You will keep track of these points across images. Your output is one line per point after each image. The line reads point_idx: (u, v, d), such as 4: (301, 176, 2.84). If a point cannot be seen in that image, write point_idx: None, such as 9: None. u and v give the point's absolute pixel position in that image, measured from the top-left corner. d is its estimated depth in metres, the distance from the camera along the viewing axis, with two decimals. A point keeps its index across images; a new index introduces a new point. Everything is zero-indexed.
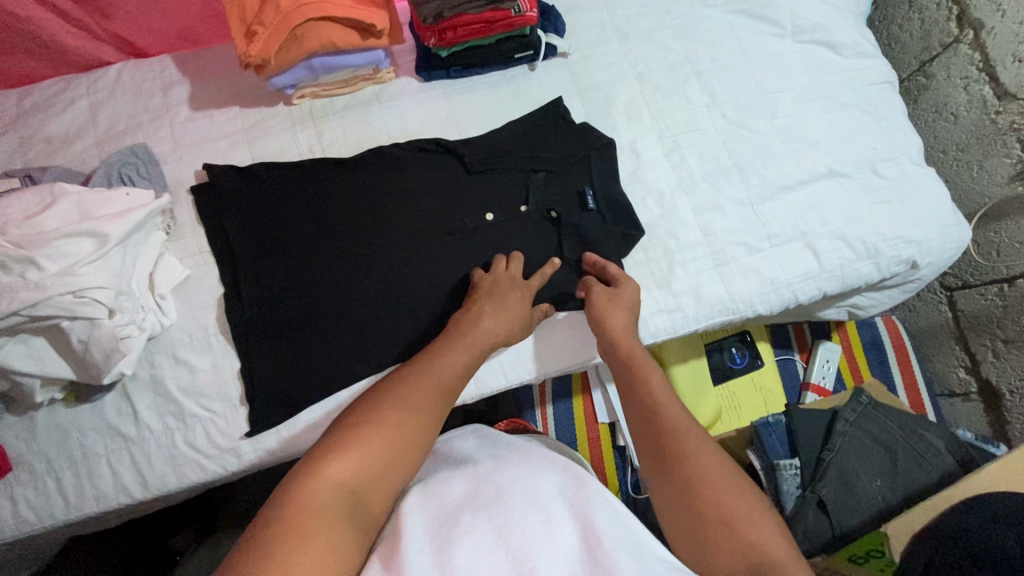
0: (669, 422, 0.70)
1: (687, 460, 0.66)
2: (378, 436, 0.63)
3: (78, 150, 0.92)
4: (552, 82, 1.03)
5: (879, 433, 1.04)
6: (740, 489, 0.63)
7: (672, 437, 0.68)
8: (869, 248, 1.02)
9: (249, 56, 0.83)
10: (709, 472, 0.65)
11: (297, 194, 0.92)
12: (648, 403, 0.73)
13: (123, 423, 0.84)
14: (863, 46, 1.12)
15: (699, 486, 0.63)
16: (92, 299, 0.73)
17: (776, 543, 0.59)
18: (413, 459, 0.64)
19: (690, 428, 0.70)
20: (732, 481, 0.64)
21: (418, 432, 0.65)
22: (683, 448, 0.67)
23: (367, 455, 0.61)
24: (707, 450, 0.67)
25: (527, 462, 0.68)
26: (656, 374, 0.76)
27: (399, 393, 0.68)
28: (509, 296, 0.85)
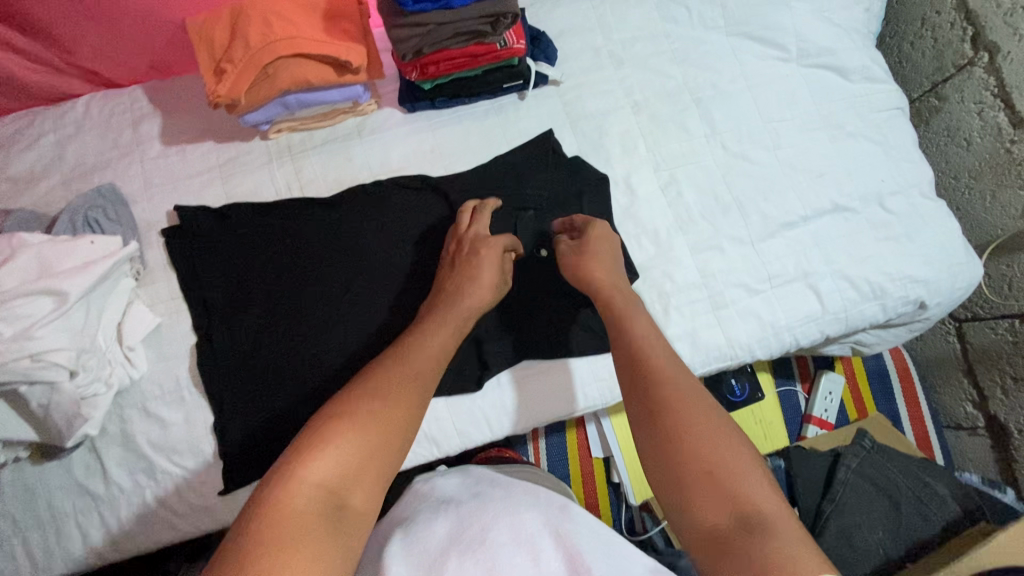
0: (658, 367, 0.66)
1: (675, 407, 0.62)
2: (352, 432, 0.59)
3: (43, 190, 0.87)
4: (543, 112, 0.98)
5: (883, 481, 1.01)
6: (732, 440, 0.59)
7: (660, 390, 0.64)
8: (875, 289, 0.97)
9: (217, 96, 0.78)
10: (697, 420, 0.60)
11: (272, 236, 0.88)
12: (632, 361, 0.69)
13: (92, 481, 0.81)
14: (872, 70, 1.06)
15: (694, 443, 0.59)
16: (51, 362, 0.70)
17: (768, 503, 0.54)
18: (387, 447, 0.61)
19: (679, 371, 0.66)
20: (725, 435, 0.60)
21: (395, 423, 0.62)
22: (669, 394, 0.63)
23: (344, 452, 0.57)
24: (695, 396, 0.63)
25: (511, 503, 0.67)
26: (637, 321, 0.74)
27: (372, 386, 0.65)
28: (485, 267, 0.82)
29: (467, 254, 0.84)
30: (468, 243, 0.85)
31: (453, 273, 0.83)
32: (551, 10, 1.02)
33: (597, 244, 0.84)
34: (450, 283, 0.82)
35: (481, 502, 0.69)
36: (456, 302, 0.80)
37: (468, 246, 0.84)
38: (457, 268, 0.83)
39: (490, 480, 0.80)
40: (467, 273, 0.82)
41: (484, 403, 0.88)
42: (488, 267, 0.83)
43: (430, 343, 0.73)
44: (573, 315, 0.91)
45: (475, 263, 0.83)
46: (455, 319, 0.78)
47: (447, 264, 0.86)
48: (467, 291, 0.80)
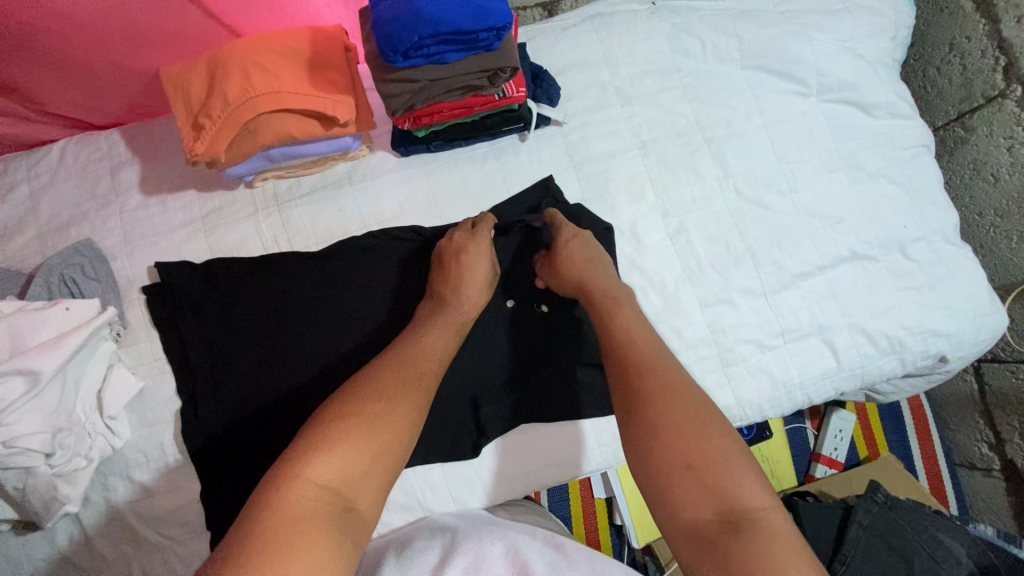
0: (646, 359, 0.67)
1: (663, 402, 0.62)
2: (358, 433, 0.60)
3: (18, 246, 0.83)
4: (544, 155, 0.92)
5: (895, 538, 0.97)
6: (719, 432, 0.60)
7: (654, 385, 0.64)
8: (894, 344, 0.92)
9: (196, 155, 0.73)
10: (685, 415, 0.61)
11: (260, 291, 0.84)
12: (626, 352, 0.69)
13: (77, 553, 0.78)
14: (897, 105, 1.00)
15: (683, 434, 0.59)
16: (23, 447, 0.67)
17: (757, 495, 0.55)
18: (389, 446, 0.61)
19: (667, 364, 0.67)
20: (715, 428, 0.60)
21: (399, 421, 0.63)
22: (658, 388, 0.63)
23: (348, 454, 0.58)
24: (682, 390, 0.63)
25: (504, 539, 0.72)
26: (627, 311, 0.74)
27: (376, 384, 0.66)
28: (479, 268, 0.80)
29: (456, 254, 0.81)
30: (461, 243, 0.81)
31: (446, 274, 0.80)
32: (555, 43, 0.96)
33: (579, 248, 0.81)
34: (445, 285, 0.79)
35: (476, 536, 0.73)
36: (450, 300, 0.78)
37: (459, 246, 0.81)
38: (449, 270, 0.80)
39: (485, 517, 0.81)
40: (461, 274, 0.79)
41: (480, 468, 0.85)
42: (480, 264, 0.80)
43: (430, 344, 0.73)
44: (576, 374, 0.86)
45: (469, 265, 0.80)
46: (454, 321, 0.77)
47: (438, 263, 0.82)
48: (460, 291, 0.78)
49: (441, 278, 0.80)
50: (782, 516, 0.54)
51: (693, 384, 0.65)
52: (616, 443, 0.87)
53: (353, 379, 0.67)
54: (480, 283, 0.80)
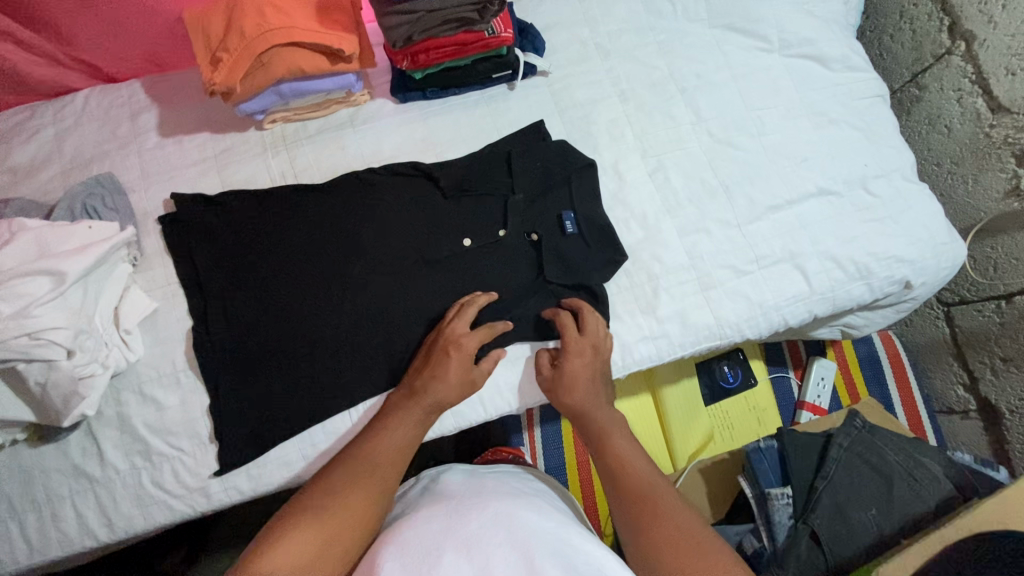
0: (641, 484, 0.73)
1: (663, 533, 0.67)
2: (312, 525, 0.65)
3: (43, 181, 0.89)
4: (532, 103, 1.01)
5: (873, 458, 1.01)
6: (712, 549, 0.65)
7: (648, 505, 0.71)
8: (861, 269, 0.99)
9: (214, 84, 0.80)
10: (682, 538, 0.67)
11: (269, 223, 0.90)
12: (616, 468, 0.77)
13: (88, 463, 0.81)
14: (852, 59, 1.09)
15: (680, 558, 0.64)
16: (49, 340, 0.71)
17: None
18: (343, 543, 0.65)
19: (660, 486, 0.73)
20: (709, 546, 0.65)
21: (355, 513, 0.67)
22: (653, 512, 0.70)
23: (299, 545, 0.63)
24: (680, 515, 0.69)
25: (509, 497, 0.71)
26: (619, 441, 0.80)
27: (337, 477, 0.71)
28: (452, 371, 0.81)
29: (451, 331, 0.83)
30: (456, 323, 0.84)
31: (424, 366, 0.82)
32: (539, 5, 1.05)
33: (596, 357, 0.86)
34: (417, 376, 0.81)
35: (480, 497, 0.71)
36: (431, 386, 0.80)
37: (456, 325, 0.84)
38: (427, 364, 0.82)
39: (488, 486, 0.76)
40: (432, 369, 0.81)
41: None
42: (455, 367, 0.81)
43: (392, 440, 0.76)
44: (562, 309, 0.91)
45: (468, 356, 0.83)
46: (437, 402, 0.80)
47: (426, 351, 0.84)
48: (442, 378, 0.80)
49: (416, 371, 0.83)
50: None
51: (680, 502, 0.72)
52: None
53: (315, 479, 0.73)
54: (464, 373, 0.82)
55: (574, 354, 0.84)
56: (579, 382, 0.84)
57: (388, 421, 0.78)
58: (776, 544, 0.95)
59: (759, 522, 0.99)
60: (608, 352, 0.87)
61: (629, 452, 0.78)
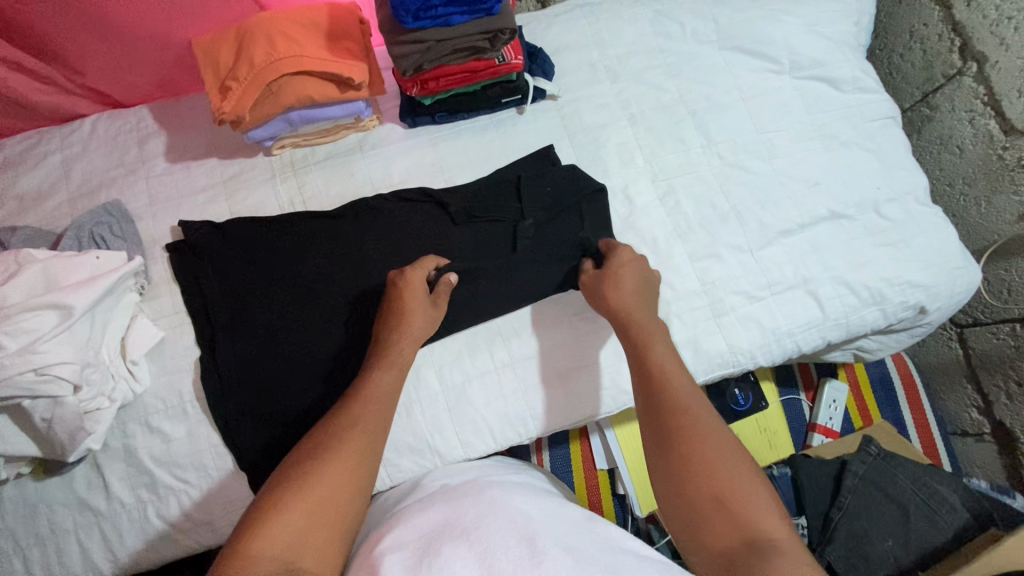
0: (679, 397, 0.71)
1: (697, 445, 0.66)
2: (302, 500, 0.62)
3: (50, 208, 0.89)
4: (541, 127, 1.00)
5: (889, 487, 0.98)
6: (741, 469, 0.64)
7: (680, 416, 0.69)
8: (875, 295, 0.97)
9: (223, 112, 0.80)
10: (716, 453, 0.65)
11: (277, 247, 0.89)
12: (652, 376, 0.74)
13: (93, 497, 0.80)
14: (863, 80, 1.08)
15: (708, 473, 0.63)
16: (55, 376, 0.70)
17: (775, 525, 0.59)
18: (338, 510, 0.63)
19: (695, 401, 0.71)
20: (736, 465, 0.64)
21: (344, 480, 0.65)
22: (687, 424, 0.68)
23: (293, 517, 0.61)
24: (712, 428, 0.68)
25: (506, 487, 0.73)
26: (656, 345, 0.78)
27: (319, 440, 0.69)
28: (412, 298, 0.82)
29: (401, 279, 0.83)
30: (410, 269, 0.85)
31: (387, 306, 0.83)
32: (548, 28, 1.05)
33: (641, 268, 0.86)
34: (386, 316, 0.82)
35: (478, 487, 0.74)
36: (408, 319, 0.81)
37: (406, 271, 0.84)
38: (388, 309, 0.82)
39: (481, 480, 0.76)
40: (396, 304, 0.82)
41: (487, 411, 0.89)
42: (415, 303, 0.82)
43: (377, 387, 0.75)
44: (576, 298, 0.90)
45: (417, 286, 0.83)
46: (410, 334, 0.81)
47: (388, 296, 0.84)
48: (403, 307, 0.81)
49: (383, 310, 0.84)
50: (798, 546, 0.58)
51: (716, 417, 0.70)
52: (615, 388, 0.91)
53: (298, 447, 0.69)
54: (422, 302, 0.83)
55: (628, 259, 0.86)
56: (627, 286, 0.83)
57: (368, 379, 0.76)
58: None
59: None
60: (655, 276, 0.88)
61: (669, 363, 0.75)
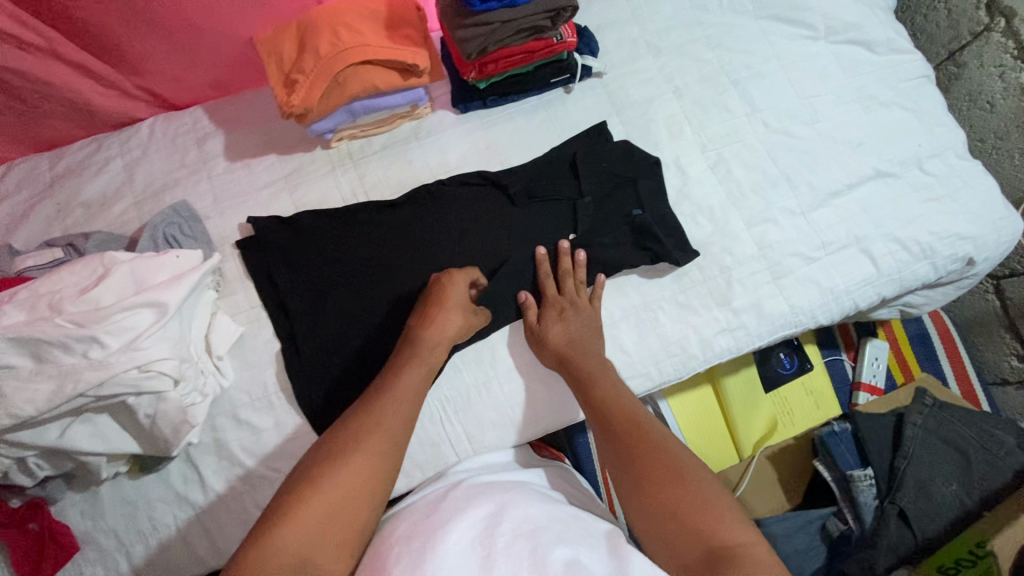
0: (631, 419, 0.76)
1: (653, 461, 0.70)
2: (322, 496, 0.63)
3: (117, 213, 0.89)
4: (590, 104, 1.01)
5: (947, 433, 1.02)
6: (695, 479, 0.67)
7: (639, 436, 0.73)
8: (925, 249, 1.00)
9: (291, 106, 0.81)
10: (672, 466, 0.68)
11: (344, 239, 0.90)
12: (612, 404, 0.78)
13: (191, 491, 0.82)
14: (897, 42, 1.10)
15: (667, 484, 0.67)
16: (157, 371, 0.71)
17: (732, 529, 0.62)
18: (358, 511, 0.65)
19: (649, 422, 0.76)
20: (693, 476, 0.67)
21: (365, 474, 0.66)
22: (642, 441, 0.72)
23: (309, 511, 0.62)
24: (666, 443, 0.72)
25: (510, 487, 0.77)
26: (603, 383, 0.81)
27: (341, 433, 0.70)
28: (457, 292, 0.83)
29: (445, 280, 0.84)
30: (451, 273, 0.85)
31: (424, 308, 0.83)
32: (588, 7, 1.06)
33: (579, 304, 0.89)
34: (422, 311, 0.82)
35: (487, 487, 0.78)
36: (442, 319, 0.81)
37: (448, 275, 0.85)
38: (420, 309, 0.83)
39: (491, 480, 0.80)
40: (438, 303, 0.82)
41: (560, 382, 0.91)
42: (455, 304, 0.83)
43: (405, 384, 0.75)
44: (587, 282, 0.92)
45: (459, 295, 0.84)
46: (445, 330, 0.81)
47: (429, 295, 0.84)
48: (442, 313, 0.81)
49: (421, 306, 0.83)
50: (762, 549, 0.60)
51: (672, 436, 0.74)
52: (684, 354, 0.93)
53: (322, 440, 0.70)
54: (465, 306, 0.84)
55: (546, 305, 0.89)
56: (560, 341, 0.86)
57: (394, 375, 0.76)
58: (864, 526, 0.96)
59: (843, 503, 0.99)
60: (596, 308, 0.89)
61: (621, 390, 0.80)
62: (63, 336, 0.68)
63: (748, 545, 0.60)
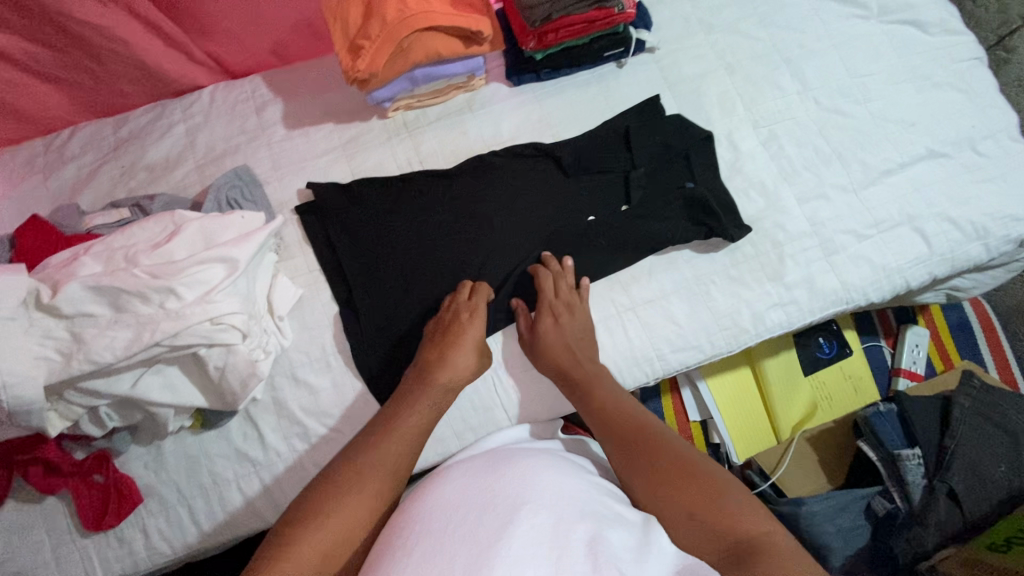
0: (633, 425, 0.75)
1: (660, 463, 0.69)
2: (328, 523, 0.62)
3: (179, 176, 0.91)
4: (643, 79, 1.02)
5: (995, 414, 1.01)
6: (707, 477, 0.67)
7: (643, 440, 0.72)
8: (978, 229, 0.99)
9: (356, 71, 0.83)
10: (679, 467, 0.68)
11: (399, 207, 0.91)
12: (613, 411, 0.77)
13: (251, 448, 0.84)
14: (950, 23, 1.10)
15: (679, 487, 0.67)
16: (228, 325, 0.73)
17: (749, 519, 0.63)
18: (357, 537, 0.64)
19: (650, 425, 0.75)
20: (702, 473, 0.67)
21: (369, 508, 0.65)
22: (647, 445, 0.72)
23: (315, 543, 0.60)
24: (670, 444, 0.72)
25: (526, 458, 0.71)
26: (601, 391, 0.80)
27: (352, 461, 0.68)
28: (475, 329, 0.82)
29: (465, 312, 0.83)
30: (462, 305, 0.84)
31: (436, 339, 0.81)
32: None
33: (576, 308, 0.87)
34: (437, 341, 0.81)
35: (503, 460, 0.72)
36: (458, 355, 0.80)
37: (463, 310, 0.83)
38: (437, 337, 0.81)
39: (507, 450, 0.76)
40: (457, 339, 0.80)
41: (613, 352, 0.91)
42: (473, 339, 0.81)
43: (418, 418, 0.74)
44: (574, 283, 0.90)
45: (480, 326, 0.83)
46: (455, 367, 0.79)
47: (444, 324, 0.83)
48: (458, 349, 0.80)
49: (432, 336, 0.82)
50: (781, 535, 0.61)
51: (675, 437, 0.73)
52: (736, 327, 0.93)
53: (329, 467, 0.68)
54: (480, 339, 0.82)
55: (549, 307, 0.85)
56: (556, 348, 0.83)
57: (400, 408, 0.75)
58: (912, 504, 0.97)
59: (889, 483, 1.00)
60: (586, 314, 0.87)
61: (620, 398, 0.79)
62: (141, 286, 0.69)
63: (767, 535, 0.61)
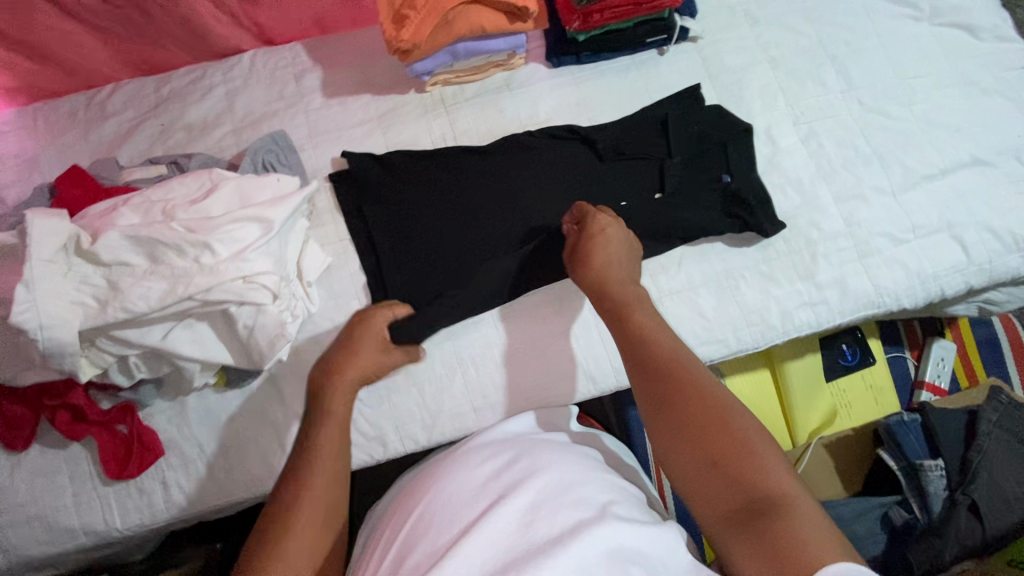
0: (666, 357, 0.66)
1: (689, 406, 0.61)
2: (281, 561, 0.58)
3: (217, 137, 0.92)
4: (683, 69, 1.01)
5: (1020, 430, 0.99)
6: (738, 425, 0.60)
7: (671, 377, 0.64)
8: (1019, 241, 0.97)
9: (400, 41, 0.83)
10: (710, 412, 0.61)
11: (432, 180, 0.91)
12: (645, 341, 0.68)
13: (272, 409, 0.85)
14: (1003, 29, 1.06)
15: (708, 433, 0.60)
16: (261, 284, 0.73)
17: (777, 476, 0.57)
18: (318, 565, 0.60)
19: (685, 358, 0.66)
20: (737, 422, 0.60)
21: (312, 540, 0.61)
22: (678, 383, 0.63)
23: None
24: (705, 381, 0.64)
25: (545, 455, 0.67)
26: (641, 312, 0.71)
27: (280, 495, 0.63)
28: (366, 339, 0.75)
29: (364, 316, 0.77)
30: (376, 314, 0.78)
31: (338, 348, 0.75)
32: None
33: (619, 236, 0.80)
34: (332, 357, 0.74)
35: (515, 454, 0.68)
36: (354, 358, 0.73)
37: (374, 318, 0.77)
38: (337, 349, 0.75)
39: (525, 442, 0.72)
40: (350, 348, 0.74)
41: None
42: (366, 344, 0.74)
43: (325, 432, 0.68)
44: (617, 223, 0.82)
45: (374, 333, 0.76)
46: (363, 369, 0.73)
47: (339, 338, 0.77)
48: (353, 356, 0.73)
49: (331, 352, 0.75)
50: (808, 502, 0.56)
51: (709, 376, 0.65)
52: (763, 324, 0.92)
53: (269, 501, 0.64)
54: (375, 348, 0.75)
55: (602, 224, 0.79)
56: (602, 267, 0.76)
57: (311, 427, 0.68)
58: (932, 515, 0.95)
59: (910, 494, 0.98)
60: (632, 244, 0.81)
61: (657, 326, 0.69)
62: (178, 239, 0.70)
63: (796, 499, 0.55)
